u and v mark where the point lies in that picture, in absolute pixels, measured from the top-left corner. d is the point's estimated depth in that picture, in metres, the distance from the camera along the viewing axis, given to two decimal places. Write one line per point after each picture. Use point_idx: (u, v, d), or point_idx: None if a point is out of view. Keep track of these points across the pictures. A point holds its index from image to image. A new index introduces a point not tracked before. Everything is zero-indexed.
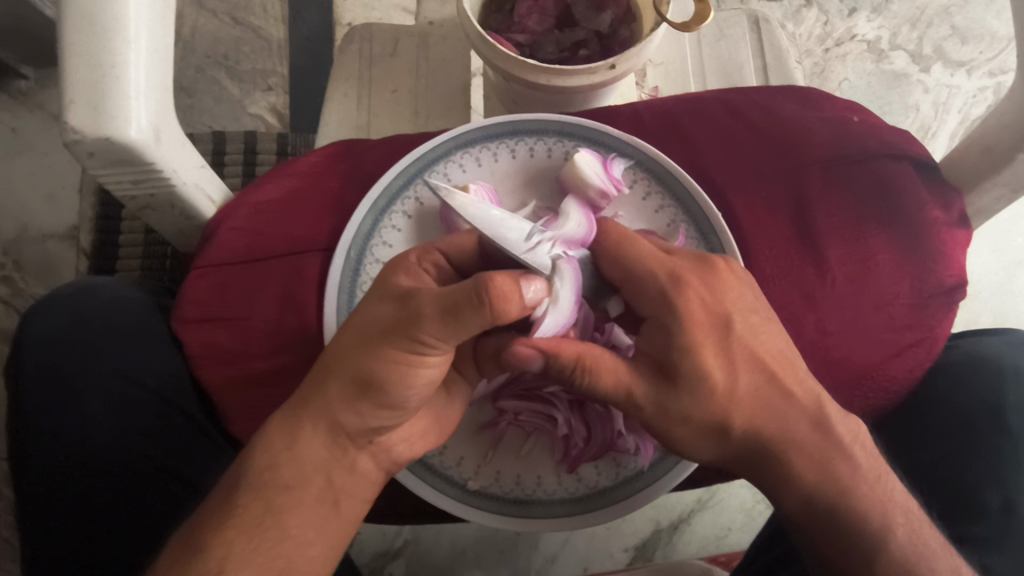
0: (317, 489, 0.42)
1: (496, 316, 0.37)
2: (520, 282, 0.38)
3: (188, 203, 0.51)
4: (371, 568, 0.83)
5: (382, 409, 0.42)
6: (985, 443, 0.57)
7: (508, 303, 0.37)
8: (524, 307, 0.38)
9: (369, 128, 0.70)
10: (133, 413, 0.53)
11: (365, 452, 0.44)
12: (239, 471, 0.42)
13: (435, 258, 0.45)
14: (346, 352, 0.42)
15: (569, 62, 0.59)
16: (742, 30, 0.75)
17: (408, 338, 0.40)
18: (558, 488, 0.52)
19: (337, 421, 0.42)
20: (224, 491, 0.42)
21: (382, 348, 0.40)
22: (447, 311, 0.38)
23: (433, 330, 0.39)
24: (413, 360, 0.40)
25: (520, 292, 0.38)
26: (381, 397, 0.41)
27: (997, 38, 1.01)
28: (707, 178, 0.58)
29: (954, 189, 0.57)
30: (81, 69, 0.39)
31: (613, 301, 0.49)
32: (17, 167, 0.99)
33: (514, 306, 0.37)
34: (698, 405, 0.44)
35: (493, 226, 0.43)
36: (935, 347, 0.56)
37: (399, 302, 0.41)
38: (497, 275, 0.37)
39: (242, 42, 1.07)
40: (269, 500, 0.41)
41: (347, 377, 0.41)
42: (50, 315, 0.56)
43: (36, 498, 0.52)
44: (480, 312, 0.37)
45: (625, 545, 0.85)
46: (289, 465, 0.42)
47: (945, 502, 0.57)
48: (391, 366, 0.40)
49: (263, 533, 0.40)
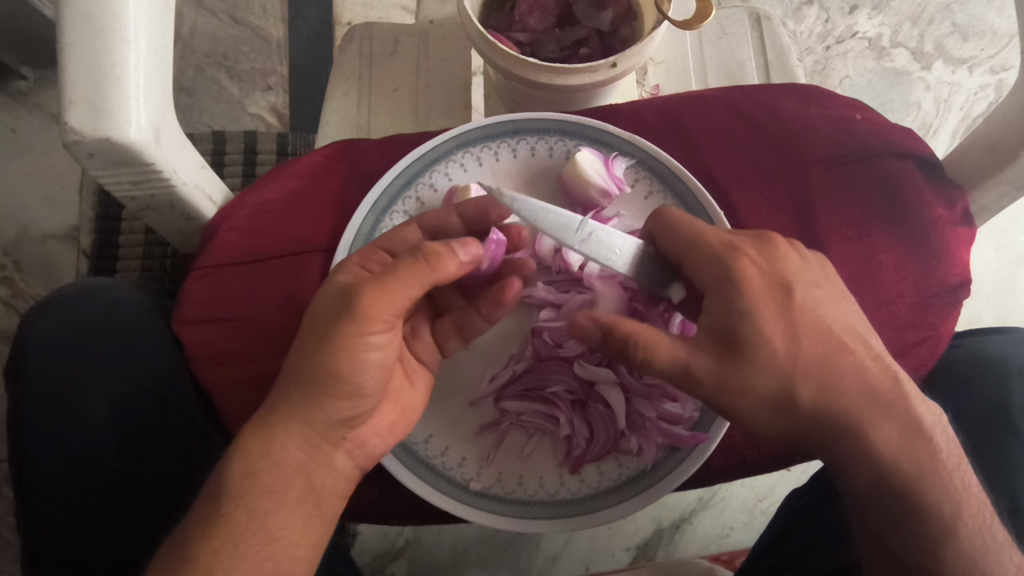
0: (298, 491, 0.41)
1: (436, 272, 0.45)
2: (452, 245, 0.46)
3: (189, 203, 0.50)
4: (373, 568, 0.83)
5: (345, 398, 0.43)
6: (987, 444, 0.57)
7: (441, 260, 0.45)
8: (462, 263, 0.46)
9: (369, 128, 0.70)
10: (133, 415, 0.53)
11: (340, 449, 0.44)
12: (218, 478, 0.41)
13: (383, 259, 0.47)
14: (303, 349, 0.43)
15: (570, 61, 0.59)
16: (744, 28, 0.74)
17: (355, 317, 0.42)
18: (559, 488, 0.52)
19: (310, 422, 0.42)
20: (204, 497, 0.41)
21: (332, 337, 0.42)
22: (381, 280, 0.43)
23: (380, 303, 0.43)
24: (359, 341, 0.42)
25: (454, 252, 0.46)
26: (341, 386, 0.42)
27: (998, 35, 1.01)
28: (709, 177, 0.58)
29: (958, 187, 0.56)
30: (80, 69, 0.39)
31: (675, 287, 0.50)
32: (16, 167, 0.99)
33: (448, 263, 0.45)
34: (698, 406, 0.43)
35: (550, 215, 0.47)
36: (938, 346, 0.56)
37: (344, 292, 0.44)
38: (431, 243, 0.45)
39: (242, 42, 1.07)
40: (251, 506, 0.40)
41: (308, 375, 0.42)
42: (50, 317, 0.55)
43: (35, 503, 0.51)
44: (420, 267, 0.44)
45: (627, 544, 0.85)
46: (269, 470, 0.41)
47: None
48: (346, 353, 0.42)
49: (248, 539, 0.39)
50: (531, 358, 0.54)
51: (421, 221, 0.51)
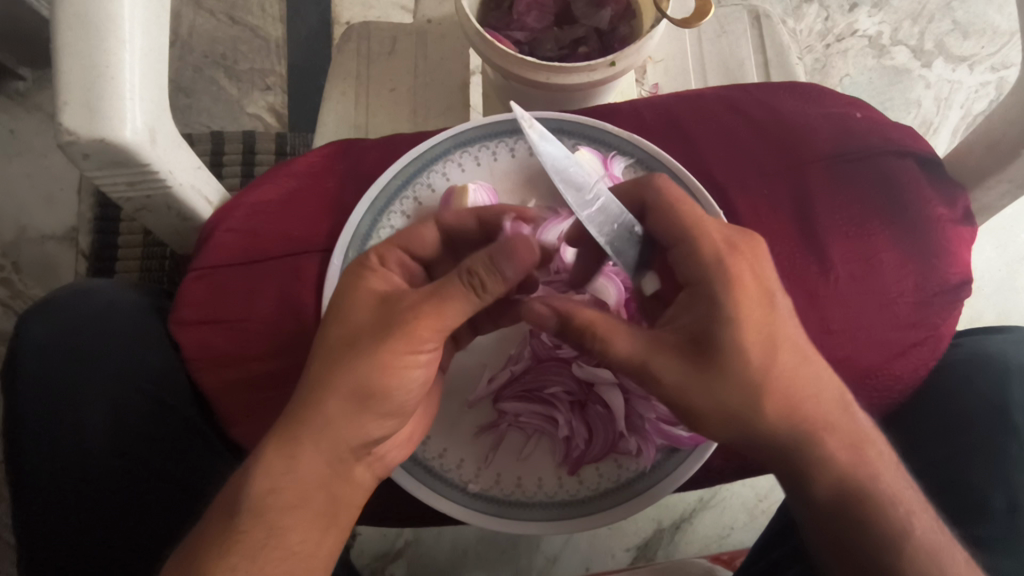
0: (318, 504, 0.40)
1: (483, 299, 0.42)
2: (496, 259, 0.42)
3: (186, 204, 0.50)
4: (373, 569, 0.83)
5: (386, 416, 0.42)
6: (988, 444, 0.56)
7: (490, 283, 0.42)
8: (510, 284, 0.43)
9: (367, 128, 0.69)
10: (130, 417, 0.53)
11: (363, 462, 0.43)
12: (236, 493, 0.39)
13: (401, 257, 0.47)
14: (336, 362, 0.41)
15: (568, 59, 0.58)
16: (742, 26, 0.74)
17: (405, 336, 0.41)
18: (558, 489, 0.52)
19: (339, 436, 0.41)
20: (218, 510, 0.40)
21: (373, 351, 0.40)
22: (435, 304, 0.41)
23: (430, 324, 0.41)
24: (406, 359, 0.41)
25: (500, 270, 0.42)
26: (382, 404, 0.41)
27: (999, 32, 1.01)
28: (708, 175, 0.58)
29: (959, 185, 0.56)
30: (75, 70, 0.38)
31: (649, 277, 0.50)
32: (16, 168, 0.98)
33: (496, 284, 0.42)
34: (712, 410, 0.42)
35: (564, 173, 0.47)
36: (939, 346, 0.55)
37: (379, 306, 0.42)
38: (474, 259, 0.42)
39: (240, 41, 1.07)
40: (270, 522, 0.39)
41: (345, 390, 0.40)
42: (49, 319, 0.55)
43: (32, 507, 0.51)
44: (470, 298, 0.42)
45: (627, 544, 0.85)
46: (291, 486, 0.39)
47: (949, 503, 0.56)
48: (390, 370, 0.41)
49: (269, 553, 0.38)
50: (530, 359, 0.54)
51: (440, 219, 0.50)
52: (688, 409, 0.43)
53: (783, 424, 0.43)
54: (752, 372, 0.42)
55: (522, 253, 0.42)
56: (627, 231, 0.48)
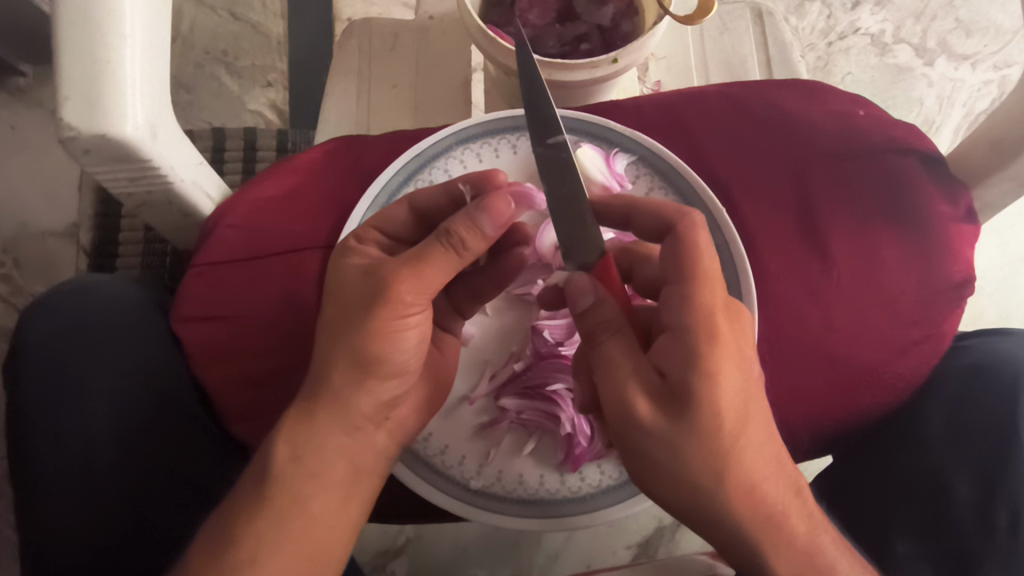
0: None
1: (465, 257, 0.43)
2: (475, 218, 0.43)
3: (187, 200, 0.50)
4: (373, 566, 0.83)
5: (389, 378, 0.42)
6: (991, 457, 0.55)
7: (471, 238, 0.43)
8: (489, 238, 0.44)
9: (368, 124, 0.69)
10: (132, 410, 0.52)
11: (382, 427, 0.43)
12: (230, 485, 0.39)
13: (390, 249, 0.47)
14: (332, 334, 0.41)
15: (570, 56, 0.58)
16: (745, 24, 0.74)
17: (390, 305, 0.40)
18: (559, 487, 0.52)
19: (352, 406, 0.41)
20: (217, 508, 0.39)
21: (365, 325, 0.40)
22: (415, 266, 0.41)
23: (414, 288, 0.41)
24: (398, 323, 0.41)
25: (479, 228, 0.43)
26: (381, 367, 0.41)
27: (1003, 30, 1.00)
28: (709, 173, 0.58)
29: (961, 182, 0.55)
30: (74, 65, 0.38)
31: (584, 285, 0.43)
32: (16, 164, 0.98)
33: (475, 240, 0.43)
34: (689, 466, 0.38)
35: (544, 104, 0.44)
36: (940, 344, 0.55)
37: (364, 278, 0.42)
38: (453, 222, 0.43)
39: (241, 38, 1.07)
40: None
41: (346, 361, 0.40)
42: (53, 312, 0.55)
43: (34, 498, 0.50)
44: (451, 255, 0.42)
45: (628, 542, 0.84)
46: None
47: (959, 518, 0.55)
48: (383, 341, 0.41)
49: None
50: (532, 357, 0.54)
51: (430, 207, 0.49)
52: (650, 461, 0.39)
53: (751, 515, 0.38)
54: (715, 444, 0.37)
55: (498, 207, 0.44)
56: (551, 161, 0.44)
